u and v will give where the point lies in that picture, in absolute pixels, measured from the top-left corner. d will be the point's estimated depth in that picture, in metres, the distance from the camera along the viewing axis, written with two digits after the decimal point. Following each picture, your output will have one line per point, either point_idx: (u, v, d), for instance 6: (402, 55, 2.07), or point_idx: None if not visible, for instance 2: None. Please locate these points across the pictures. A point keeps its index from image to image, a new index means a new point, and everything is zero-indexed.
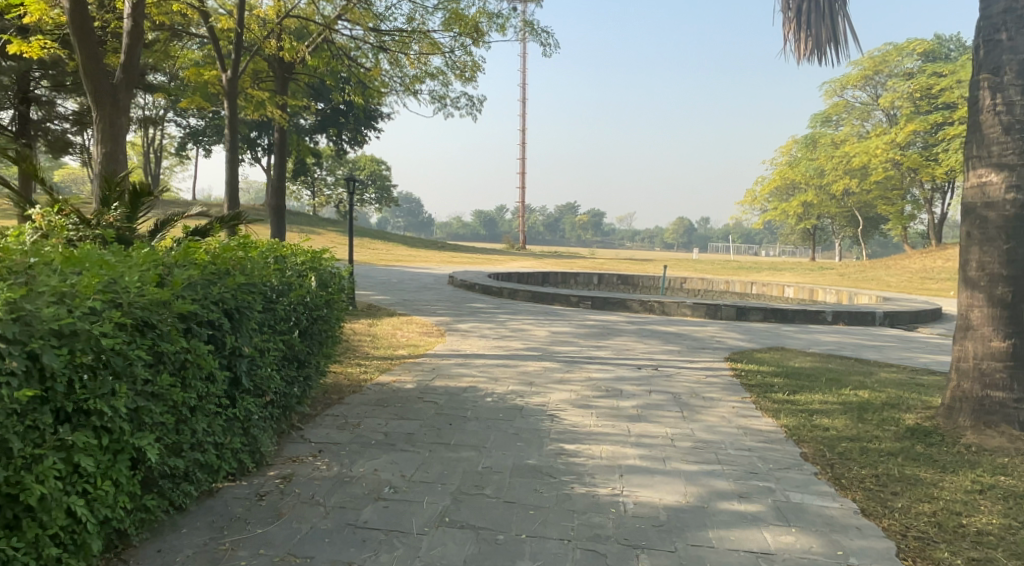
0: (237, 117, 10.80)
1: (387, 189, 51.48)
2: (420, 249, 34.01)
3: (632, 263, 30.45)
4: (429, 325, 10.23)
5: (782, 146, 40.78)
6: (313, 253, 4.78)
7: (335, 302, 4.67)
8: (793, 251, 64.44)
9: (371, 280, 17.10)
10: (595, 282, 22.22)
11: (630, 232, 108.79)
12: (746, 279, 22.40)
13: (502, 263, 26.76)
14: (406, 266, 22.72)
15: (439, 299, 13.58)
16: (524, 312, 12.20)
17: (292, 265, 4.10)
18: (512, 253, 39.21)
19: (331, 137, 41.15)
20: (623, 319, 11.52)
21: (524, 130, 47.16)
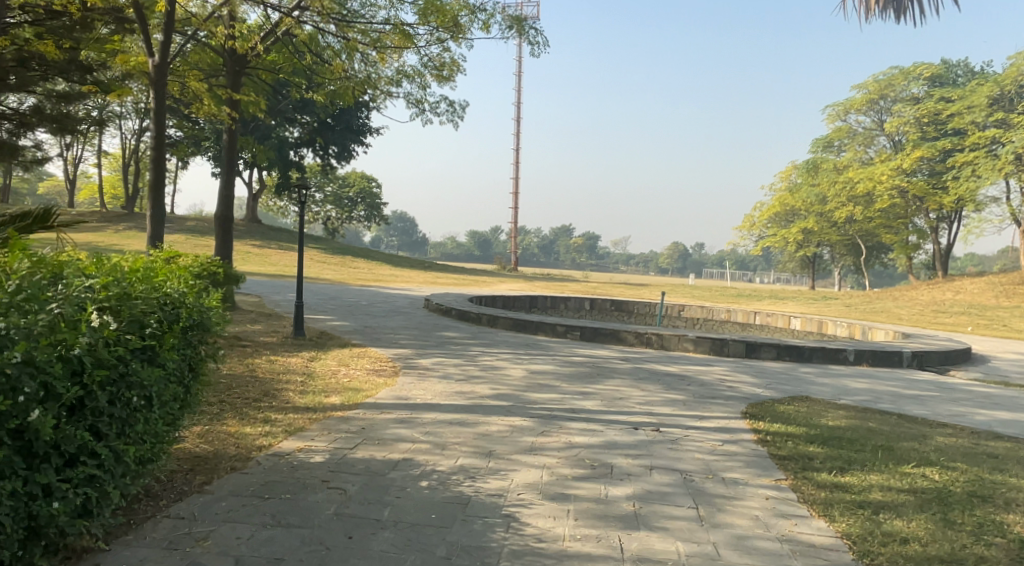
0: (167, 105, 9.42)
1: (377, 207, 49.67)
2: (403, 269, 32.33)
3: (626, 288, 28.87)
4: (384, 358, 8.69)
5: (782, 171, 39.46)
6: (132, 279, 3.49)
7: (163, 349, 3.32)
8: (791, 279, 62.88)
9: (336, 302, 15.41)
10: (586, 308, 20.60)
11: (625, 257, 107.35)
12: (748, 309, 20.73)
13: (488, 286, 25.12)
14: (384, 287, 21.09)
15: (408, 327, 11.93)
16: (503, 344, 10.57)
17: (57, 307, 2.97)
18: (501, 275, 37.53)
19: (316, 151, 39.66)
20: (615, 355, 9.89)
21: (518, 149, 45.82)
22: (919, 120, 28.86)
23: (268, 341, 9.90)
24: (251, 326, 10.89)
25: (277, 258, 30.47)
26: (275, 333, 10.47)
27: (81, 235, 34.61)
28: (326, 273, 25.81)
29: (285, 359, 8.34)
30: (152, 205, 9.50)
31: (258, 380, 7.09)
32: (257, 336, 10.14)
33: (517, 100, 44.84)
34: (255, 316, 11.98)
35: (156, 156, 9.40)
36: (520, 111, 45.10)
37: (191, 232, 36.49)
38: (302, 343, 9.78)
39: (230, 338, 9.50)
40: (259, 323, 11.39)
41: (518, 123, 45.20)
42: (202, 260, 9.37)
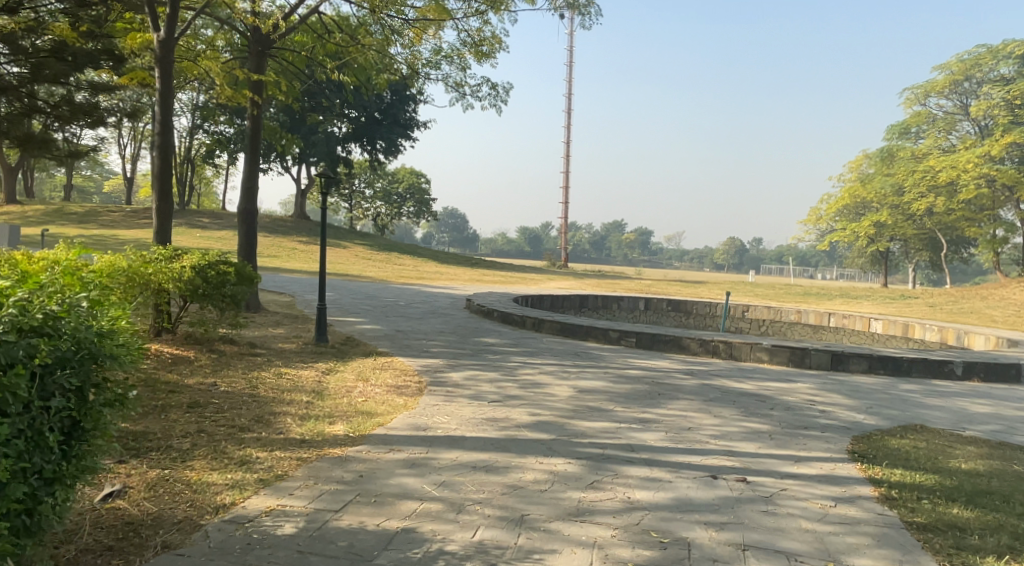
0: (173, 86, 8.50)
1: (426, 203, 48.77)
2: (450, 266, 31.33)
3: (683, 286, 27.28)
4: (409, 372, 7.55)
5: (852, 161, 37.28)
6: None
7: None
8: (858, 274, 60.00)
9: (372, 303, 14.43)
10: (641, 308, 19.22)
11: (679, 253, 104.80)
12: (821, 309, 19.05)
13: (536, 284, 23.92)
14: (428, 285, 20.10)
15: (445, 331, 10.81)
16: (547, 353, 9.36)
17: None
18: (552, 272, 36.24)
19: (364, 147, 38.95)
20: (678, 367, 8.58)
21: (568, 142, 44.46)
22: (1009, 102, 26.57)
23: (286, 348, 8.84)
24: (271, 331, 9.89)
25: (322, 255, 29.85)
26: (296, 339, 9.43)
27: (131, 231, 34.62)
28: (369, 270, 25.00)
29: (297, 371, 7.25)
30: (159, 195, 8.52)
31: (257, 401, 5.99)
32: (275, 342, 9.12)
33: (569, 91, 43.52)
34: (279, 318, 11.07)
35: (162, 141, 8.56)
36: (571, 103, 43.79)
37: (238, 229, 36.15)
38: (321, 351, 8.71)
39: (243, 346, 8.49)
40: (281, 326, 10.45)
41: (568, 115, 43.90)
42: (212, 257, 8.31)
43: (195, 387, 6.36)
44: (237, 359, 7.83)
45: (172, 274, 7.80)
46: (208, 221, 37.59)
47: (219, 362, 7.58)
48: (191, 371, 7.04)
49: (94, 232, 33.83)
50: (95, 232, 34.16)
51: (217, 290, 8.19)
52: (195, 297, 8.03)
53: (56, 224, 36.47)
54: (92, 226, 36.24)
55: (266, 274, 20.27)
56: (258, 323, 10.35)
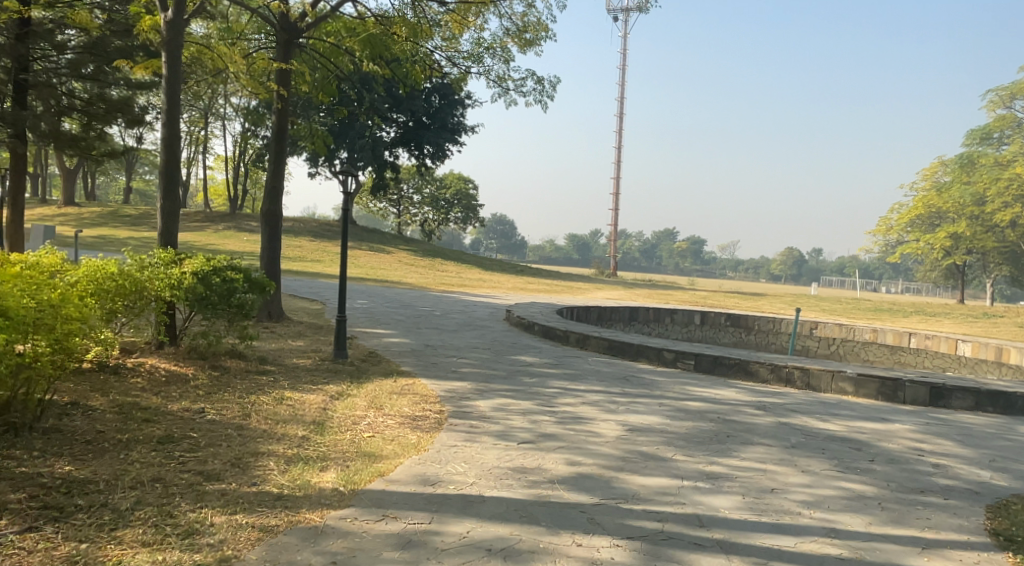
0: (181, 73, 7.52)
1: (473, 209, 47.87)
2: (497, 273, 30.40)
3: (743, 298, 25.81)
4: (433, 400, 6.48)
5: (927, 168, 35.31)
6: None
7: None
8: (925, 287, 57.23)
9: (407, 312, 13.52)
10: (697, 322, 17.99)
11: (732, 262, 102.16)
12: (898, 327, 17.63)
13: (586, 293, 22.81)
14: (470, 294, 19.15)
15: (481, 346, 9.81)
16: (594, 376, 8.28)
17: None
18: (603, 281, 34.99)
19: (411, 152, 38.27)
20: (746, 399, 7.44)
21: (620, 148, 43.31)
22: None
23: (300, 365, 7.85)
24: (289, 345, 8.94)
25: (365, 260, 29.19)
26: (313, 354, 8.44)
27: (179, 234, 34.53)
28: (410, 276, 24.15)
29: (304, 397, 6.23)
30: (163, 194, 7.57)
31: (245, 436, 4.99)
32: (289, 358, 8.14)
33: (622, 96, 42.47)
34: (302, 329, 10.16)
35: (169, 131, 7.59)
36: (624, 108, 42.65)
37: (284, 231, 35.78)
38: (339, 370, 7.69)
39: (251, 363, 7.51)
40: (302, 338, 9.50)
41: (621, 120, 42.80)
42: (218, 261, 7.33)
43: (179, 414, 5.39)
44: (240, 377, 6.85)
45: (169, 279, 6.87)
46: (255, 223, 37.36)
47: (220, 381, 6.62)
48: (183, 392, 6.09)
49: (143, 234, 33.81)
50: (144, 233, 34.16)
51: (223, 299, 7.20)
52: (197, 305, 7.08)
53: (107, 226, 36.59)
54: (142, 228, 36.27)
55: (304, 279, 19.57)
56: (277, 335, 9.48)
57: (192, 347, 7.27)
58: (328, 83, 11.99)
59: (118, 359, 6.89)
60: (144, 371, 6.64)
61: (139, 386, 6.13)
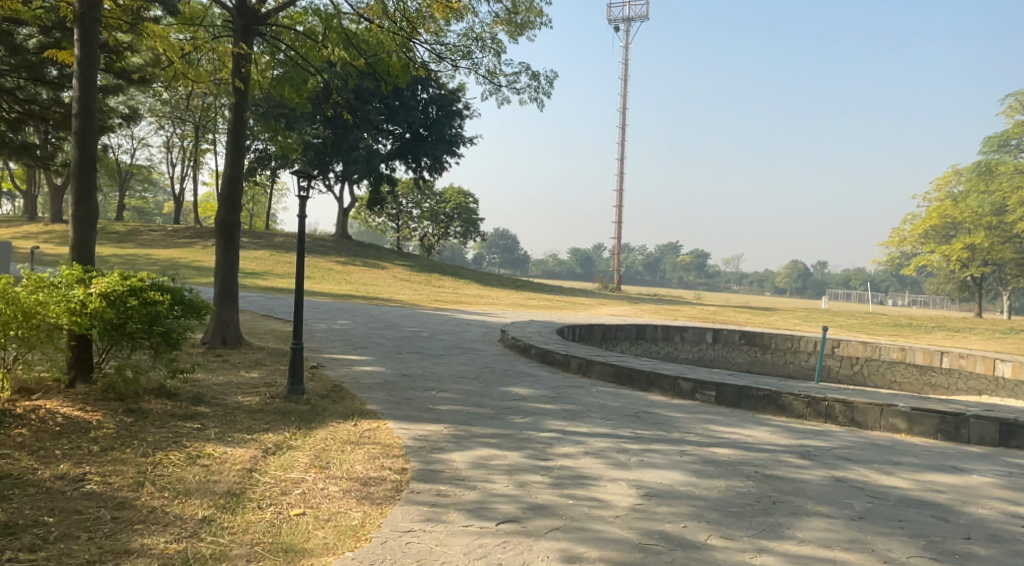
0: (95, 53, 6.27)
1: (473, 223, 46.51)
2: (496, 289, 29.08)
3: (754, 314, 24.44)
4: (397, 454, 5.12)
5: (941, 177, 34.07)
6: None
7: None
8: (936, 299, 55.67)
9: (390, 333, 12.21)
10: (708, 340, 16.65)
11: (736, 276, 100.59)
12: (925, 345, 16.32)
13: (588, 310, 21.46)
14: (464, 311, 17.76)
15: (467, 375, 8.47)
16: (599, 412, 6.93)
17: None
18: (606, 296, 33.62)
19: (408, 165, 36.94)
20: (785, 444, 6.12)
21: (623, 159, 42.07)
22: None
23: (243, 404, 6.50)
24: (240, 379, 7.60)
25: (358, 276, 27.85)
26: (263, 390, 7.09)
27: (167, 250, 33.24)
28: (403, 293, 22.79)
29: (230, 452, 4.89)
30: (76, 198, 6.26)
31: (122, 520, 3.71)
32: (232, 396, 6.79)
33: (624, 106, 41.39)
34: (262, 356, 8.83)
35: (82, 123, 6.28)
36: (627, 117, 41.48)
37: (275, 246, 34.49)
38: (289, 410, 6.33)
39: (182, 404, 6.17)
40: (257, 369, 8.15)
41: (624, 131, 41.58)
42: (139, 280, 6.01)
43: (48, 484, 4.11)
44: (158, 425, 5.51)
45: (70, 302, 5.57)
46: (246, 238, 35.98)
47: (128, 430, 5.31)
48: (72, 449, 4.78)
49: (129, 251, 32.49)
50: (130, 250, 32.86)
51: (143, 327, 5.90)
52: (108, 334, 5.77)
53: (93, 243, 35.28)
54: (129, 245, 34.98)
55: (286, 297, 18.22)
56: (229, 366, 8.15)
57: (106, 385, 5.95)
58: (302, 82, 10.63)
59: (9, 403, 5.59)
60: (35, 419, 5.33)
61: (18, 441, 4.83)
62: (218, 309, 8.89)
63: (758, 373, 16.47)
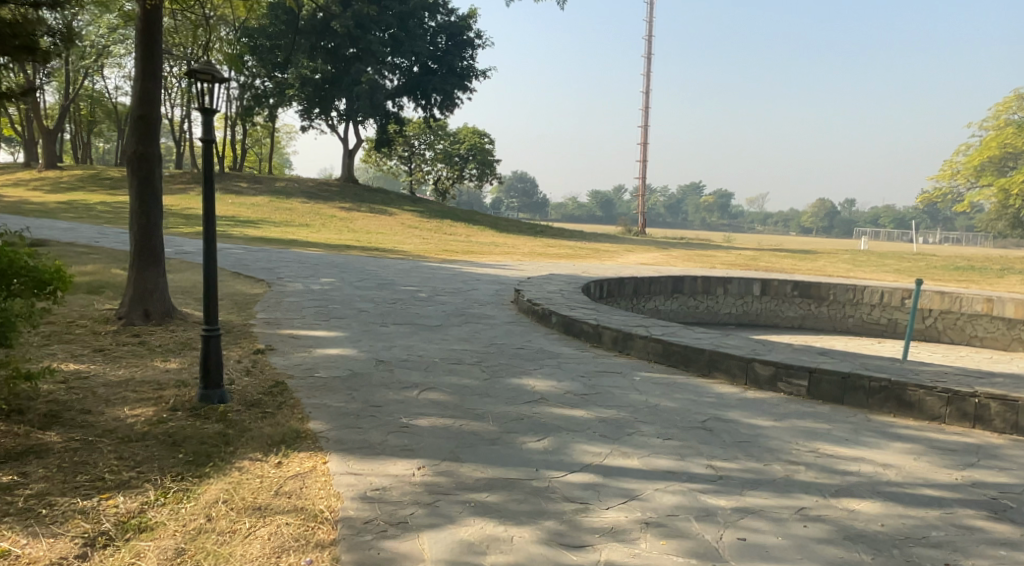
0: None
1: (489, 165, 43.56)
2: (511, 235, 26.80)
3: (798, 258, 21.97)
4: (322, 544, 2.97)
5: (1001, 102, 30.99)
6: None
7: None
8: (974, 237, 52.70)
9: (379, 294, 10.04)
10: (755, 292, 14.14)
11: (761, 215, 97.00)
12: (1011, 294, 13.91)
13: (614, 258, 19.15)
14: (475, 263, 15.49)
15: (466, 359, 6.27)
16: (651, 422, 4.74)
17: None
18: (630, 240, 31.22)
19: (417, 101, 34.21)
20: (953, 485, 3.95)
21: (648, 92, 39.29)
22: None
23: (125, 423, 4.38)
24: (145, 375, 5.46)
25: (362, 223, 25.63)
26: (166, 395, 4.95)
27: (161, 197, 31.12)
28: (408, 242, 20.54)
29: (19, 552, 2.80)
30: None
31: None
32: (116, 407, 4.65)
33: (649, 34, 38.48)
34: (195, 335, 6.66)
35: None
36: (652, 47, 38.44)
37: (275, 191, 32.22)
38: (185, 437, 4.16)
39: (19, 431, 4.05)
40: (177, 358, 5.99)
41: (648, 62, 38.70)
42: None
43: None
44: None
45: None
46: (245, 183, 33.73)
47: None
48: None
49: (119, 199, 30.34)
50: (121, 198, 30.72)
51: None
52: None
53: (85, 191, 33.19)
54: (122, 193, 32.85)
55: (273, 248, 16.06)
56: (142, 354, 6.05)
57: None
58: None
59: None
60: None
61: None
62: (139, 270, 6.78)
63: (813, 329, 14.11)
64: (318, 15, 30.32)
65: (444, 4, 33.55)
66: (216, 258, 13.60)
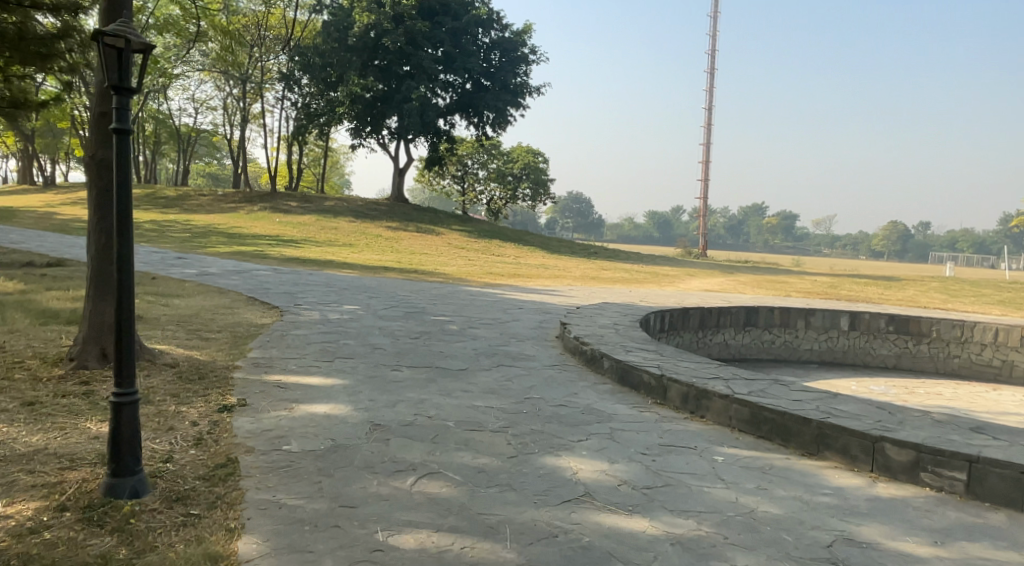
0: None
1: (544, 184, 42.30)
2: (565, 257, 25.29)
3: (882, 285, 19.84)
4: None
5: None
6: None
7: None
8: None
9: (405, 326, 8.67)
10: (840, 326, 12.30)
11: (827, 238, 93.15)
12: None
13: (676, 284, 17.45)
14: (522, 288, 14.01)
15: (489, 424, 4.78)
16: (750, 546, 3.18)
17: None
18: (692, 263, 29.32)
19: (469, 119, 33.15)
20: None
21: (710, 109, 37.42)
22: None
23: None
24: (65, 443, 4.14)
25: (408, 243, 24.53)
26: (69, 480, 3.63)
27: (210, 215, 30.67)
28: (451, 264, 19.21)
29: None
30: None
31: None
32: None
33: (712, 48, 36.67)
34: (158, 383, 5.34)
35: None
36: (715, 61, 36.70)
37: (323, 209, 31.44)
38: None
39: None
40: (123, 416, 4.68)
41: (711, 78, 36.88)
42: None
43: None
44: None
45: None
46: (294, 201, 33.15)
47: None
48: None
49: (169, 217, 29.98)
50: (171, 216, 30.40)
51: None
52: None
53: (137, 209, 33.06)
54: (174, 211, 32.58)
55: (305, 269, 14.89)
56: (79, 409, 4.76)
57: None
58: None
59: None
60: None
61: None
62: (94, 304, 5.53)
63: (910, 371, 12.18)
64: (370, 33, 29.72)
65: (498, 20, 32.47)
66: (238, 279, 12.43)
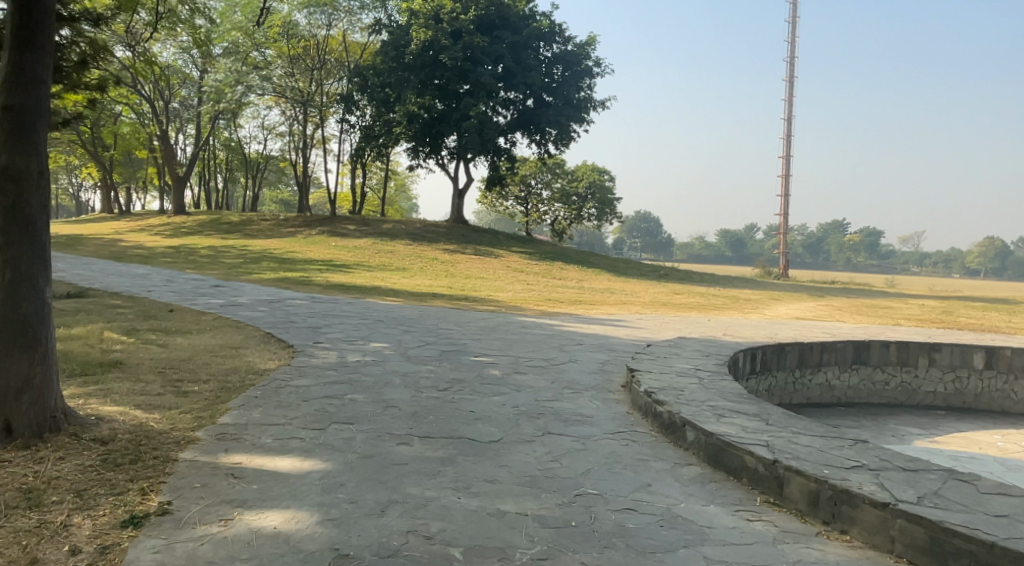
0: None
1: (610, 203, 40.64)
2: (633, 280, 23.44)
3: (1002, 310, 17.26)
4: None
5: None
6: None
7: None
8: None
9: (435, 370, 7.09)
10: (974, 364, 10.13)
11: (916, 255, 87.79)
12: None
13: (761, 310, 15.41)
14: (584, 318, 12.30)
15: (514, 555, 3.14)
16: None
17: None
18: (772, 285, 26.96)
19: (531, 137, 31.75)
20: None
21: (788, 120, 35.02)
22: None
23: None
24: None
25: (465, 267, 23.15)
26: None
27: (267, 240, 30.06)
28: (508, 289, 17.62)
29: None
30: None
31: None
32: None
33: (789, 56, 34.41)
34: (66, 473, 3.86)
35: None
36: (793, 68, 34.33)
37: (381, 233, 30.42)
38: None
39: None
40: None
41: (789, 86, 34.54)
42: None
43: None
44: None
45: None
46: (353, 225, 32.33)
47: None
48: None
49: (227, 243, 29.49)
50: (230, 242, 29.96)
51: None
52: None
53: (200, 236, 32.85)
54: (233, 236, 32.17)
55: (346, 297, 13.54)
56: None
57: None
58: None
59: None
60: None
61: None
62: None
63: None
64: (428, 50, 28.85)
65: (561, 33, 31.07)
66: (265, 311, 11.12)
